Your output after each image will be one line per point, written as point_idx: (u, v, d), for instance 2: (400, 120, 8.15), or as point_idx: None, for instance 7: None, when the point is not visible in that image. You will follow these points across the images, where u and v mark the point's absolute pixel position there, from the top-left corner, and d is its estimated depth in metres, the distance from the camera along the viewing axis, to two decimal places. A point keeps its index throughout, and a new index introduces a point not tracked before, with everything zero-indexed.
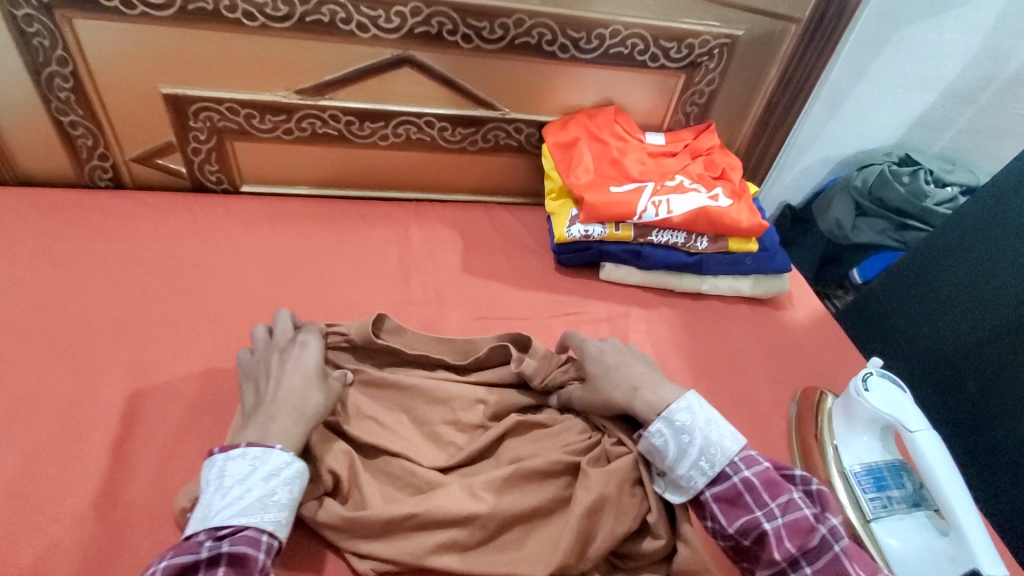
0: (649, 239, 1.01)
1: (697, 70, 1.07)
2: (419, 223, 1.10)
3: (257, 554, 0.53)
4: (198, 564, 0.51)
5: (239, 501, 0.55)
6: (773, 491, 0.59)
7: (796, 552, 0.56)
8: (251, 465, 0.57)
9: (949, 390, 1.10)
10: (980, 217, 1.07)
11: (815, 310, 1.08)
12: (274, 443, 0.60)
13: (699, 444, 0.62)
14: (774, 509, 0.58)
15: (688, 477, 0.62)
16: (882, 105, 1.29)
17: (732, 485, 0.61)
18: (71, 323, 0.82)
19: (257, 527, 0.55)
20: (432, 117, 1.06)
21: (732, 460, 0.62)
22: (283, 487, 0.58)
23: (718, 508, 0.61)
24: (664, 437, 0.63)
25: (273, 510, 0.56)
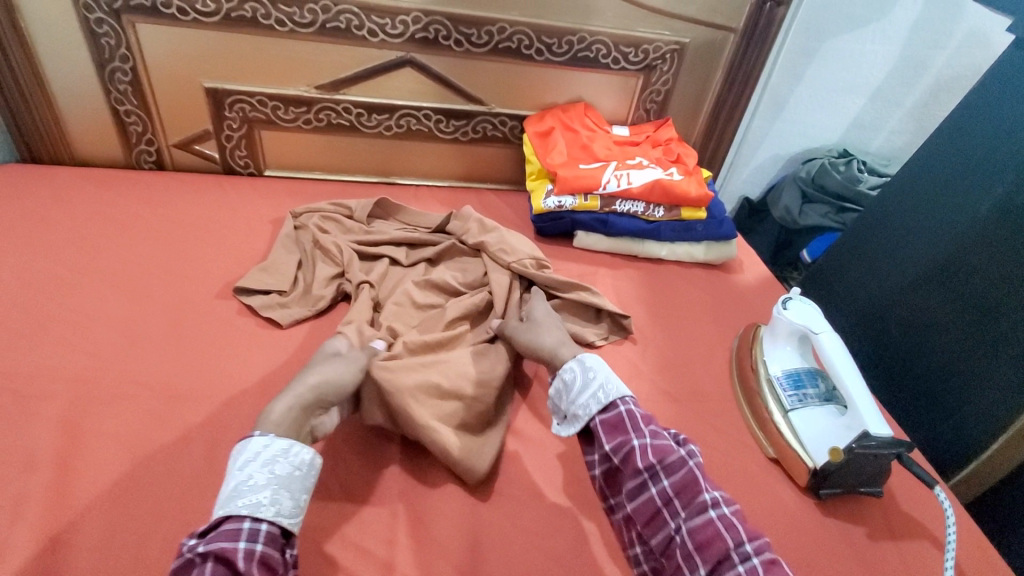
0: (613, 209, 1.18)
1: (653, 72, 1.27)
2: (418, 201, 1.28)
3: (236, 544, 0.54)
4: (192, 564, 0.53)
5: (224, 493, 0.58)
6: (647, 422, 0.71)
7: (655, 463, 0.67)
8: (232, 460, 0.61)
9: (876, 335, 1.23)
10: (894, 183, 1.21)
11: (762, 274, 1.24)
12: (254, 432, 0.63)
13: (599, 380, 0.74)
14: (644, 433, 0.70)
15: (583, 409, 0.73)
16: (819, 107, 1.48)
17: (617, 414, 0.72)
18: (123, 263, 0.98)
19: (237, 518, 0.56)
20: (429, 111, 1.25)
21: (619, 400, 0.73)
22: (259, 469, 0.59)
23: (603, 430, 0.71)
24: (573, 373, 0.76)
25: (249, 494, 0.57)
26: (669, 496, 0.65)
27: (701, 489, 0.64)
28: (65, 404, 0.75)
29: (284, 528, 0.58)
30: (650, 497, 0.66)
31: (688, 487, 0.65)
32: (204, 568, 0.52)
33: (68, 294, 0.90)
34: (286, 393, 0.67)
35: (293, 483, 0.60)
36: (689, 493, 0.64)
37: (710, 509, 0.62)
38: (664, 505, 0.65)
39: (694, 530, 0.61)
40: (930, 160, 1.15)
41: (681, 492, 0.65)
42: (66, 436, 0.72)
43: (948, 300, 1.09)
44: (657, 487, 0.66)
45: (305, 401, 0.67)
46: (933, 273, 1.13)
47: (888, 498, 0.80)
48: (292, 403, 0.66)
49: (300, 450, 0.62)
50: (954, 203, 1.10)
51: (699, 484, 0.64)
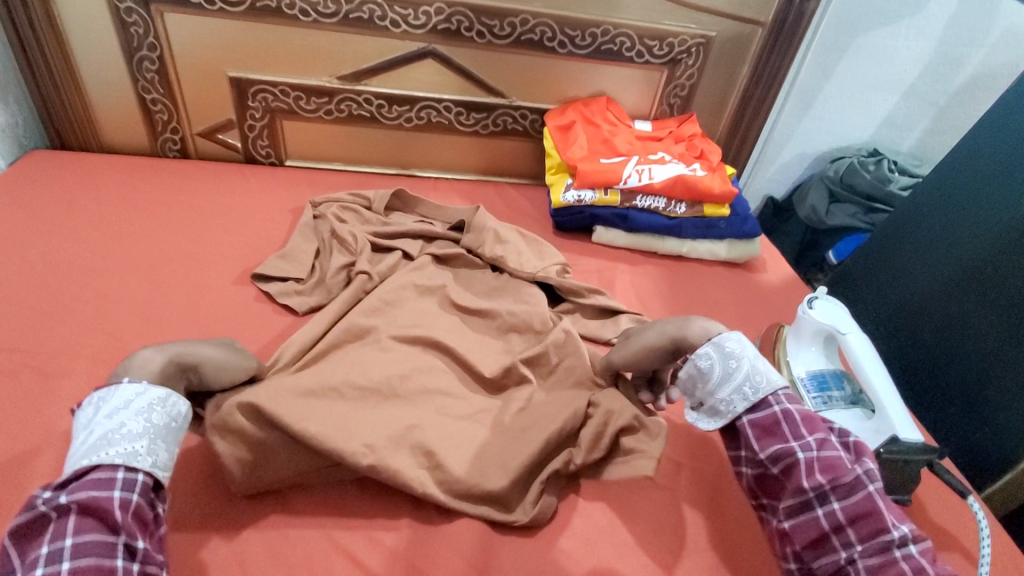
0: (634, 204, 1.16)
1: (677, 66, 1.25)
2: (437, 193, 1.27)
3: (108, 495, 0.51)
4: (48, 518, 0.50)
5: (85, 443, 0.55)
6: (810, 427, 0.65)
7: (825, 484, 0.61)
8: (95, 407, 0.58)
9: (906, 339, 1.19)
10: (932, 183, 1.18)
11: (786, 274, 1.21)
12: (126, 379, 0.60)
13: (745, 370, 0.68)
14: (809, 443, 0.64)
15: (727, 406, 0.68)
16: (849, 104, 1.44)
17: (771, 415, 0.67)
18: (143, 248, 0.99)
19: (110, 467, 0.53)
20: (450, 103, 1.24)
21: (772, 395, 0.68)
22: (133, 418, 0.56)
23: (754, 433, 0.67)
24: (711, 360, 0.69)
25: (121, 443, 0.55)
26: (840, 522, 0.60)
27: (886, 524, 0.58)
28: (83, 384, 0.76)
29: (157, 480, 0.56)
30: (813, 520, 0.61)
31: (868, 517, 0.59)
32: (68, 521, 0.50)
33: (88, 276, 0.92)
34: (164, 348, 0.64)
35: (168, 434, 0.58)
36: (868, 526, 0.59)
37: (893, 548, 0.57)
38: (832, 532, 0.60)
39: (872, 567, 0.57)
40: (970, 159, 1.11)
41: (855, 521, 0.59)
42: (82, 415, 0.73)
43: (983, 303, 1.05)
44: (824, 510, 0.61)
45: (182, 361, 0.64)
46: (969, 275, 1.08)
47: (917, 507, 0.77)
48: (172, 358, 0.63)
49: (176, 399, 0.60)
50: (993, 204, 1.06)
51: (881, 518, 0.58)
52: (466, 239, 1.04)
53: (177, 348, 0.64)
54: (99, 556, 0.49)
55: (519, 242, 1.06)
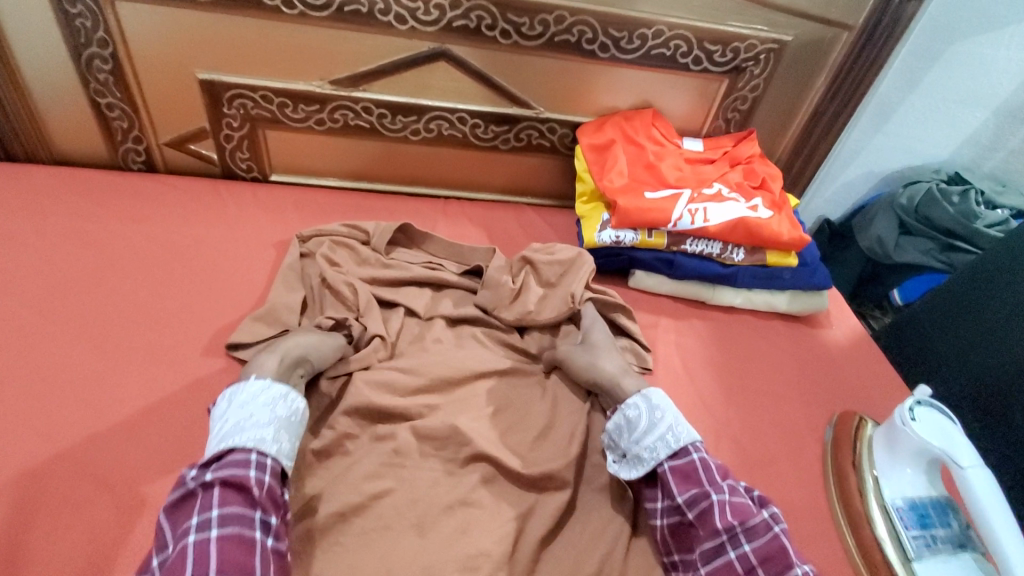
0: (682, 248, 0.97)
1: (741, 75, 1.04)
2: (447, 220, 1.08)
3: (248, 473, 0.58)
4: (196, 492, 0.57)
5: (221, 431, 0.62)
6: (724, 474, 0.67)
7: (736, 525, 0.62)
8: (228, 401, 0.65)
9: (992, 417, 1.04)
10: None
11: (855, 330, 1.03)
12: (250, 375, 0.67)
13: (667, 422, 0.70)
14: (722, 487, 0.65)
15: (648, 453, 0.69)
16: (932, 121, 1.23)
17: (690, 461, 0.67)
18: (95, 302, 0.82)
19: (244, 450, 0.60)
20: (464, 114, 1.04)
21: (691, 445, 0.69)
22: (263, 409, 0.64)
23: (673, 479, 0.67)
24: (638, 410, 0.72)
25: (253, 430, 0.62)
26: (752, 564, 0.60)
27: (790, 563, 0.59)
28: (8, 506, 0.62)
29: (283, 467, 0.62)
30: (728, 563, 0.61)
31: (776, 558, 0.60)
32: (214, 495, 0.56)
33: (25, 345, 0.76)
34: (277, 352, 0.70)
35: (290, 426, 0.65)
36: (777, 565, 0.59)
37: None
38: None
39: None
40: None
41: (766, 562, 0.60)
42: (5, 554, 0.58)
43: None
44: (736, 553, 0.61)
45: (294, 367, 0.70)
46: None
47: None
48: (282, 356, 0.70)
49: (295, 397, 0.67)
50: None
51: (787, 556, 0.59)
52: (481, 297, 0.89)
53: (290, 351, 0.71)
54: (241, 528, 0.55)
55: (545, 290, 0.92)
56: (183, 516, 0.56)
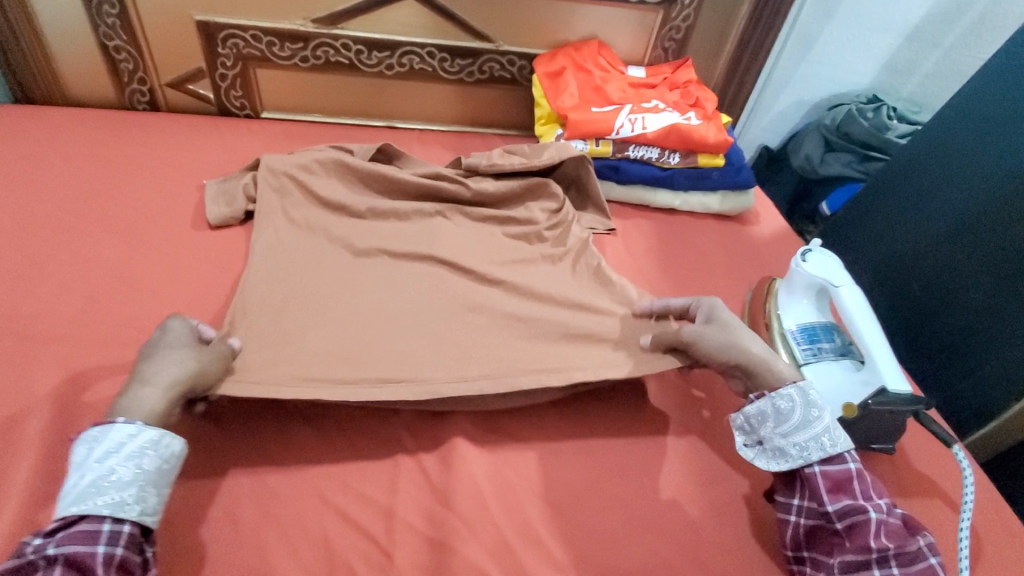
0: (626, 155, 1.12)
1: (673, 6, 1.19)
2: (421, 145, 1.22)
3: (94, 551, 0.52)
4: (37, 564, 0.52)
5: (77, 488, 0.54)
6: (879, 493, 0.64)
7: (891, 547, 0.59)
8: (89, 447, 0.56)
9: (895, 292, 1.18)
10: (950, 123, 1.11)
11: (779, 225, 1.19)
12: (120, 419, 0.58)
13: (824, 422, 0.66)
14: (879, 506, 0.62)
15: (799, 451, 0.66)
16: (852, 47, 1.38)
17: (844, 471, 0.65)
18: (115, 207, 0.95)
19: (97, 517, 0.53)
20: (433, 49, 1.18)
21: (846, 451, 0.66)
22: (122, 464, 0.55)
23: (825, 484, 0.64)
24: (794, 404, 0.67)
25: (110, 492, 0.54)
26: None
27: None
28: (65, 349, 0.75)
29: (144, 526, 0.56)
30: None
31: None
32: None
33: (60, 239, 0.88)
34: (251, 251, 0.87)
35: (161, 476, 0.57)
36: None
37: None
38: None
39: None
40: (980, 103, 1.06)
41: None
42: (67, 381, 0.72)
43: (978, 254, 1.04)
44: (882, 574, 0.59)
45: (180, 390, 0.62)
46: (964, 225, 1.07)
47: (900, 457, 0.78)
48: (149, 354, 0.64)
49: (166, 439, 0.58)
50: (1011, 148, 1.01)
51: None
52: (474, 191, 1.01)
53: (164, 373, 0.62)
54: None
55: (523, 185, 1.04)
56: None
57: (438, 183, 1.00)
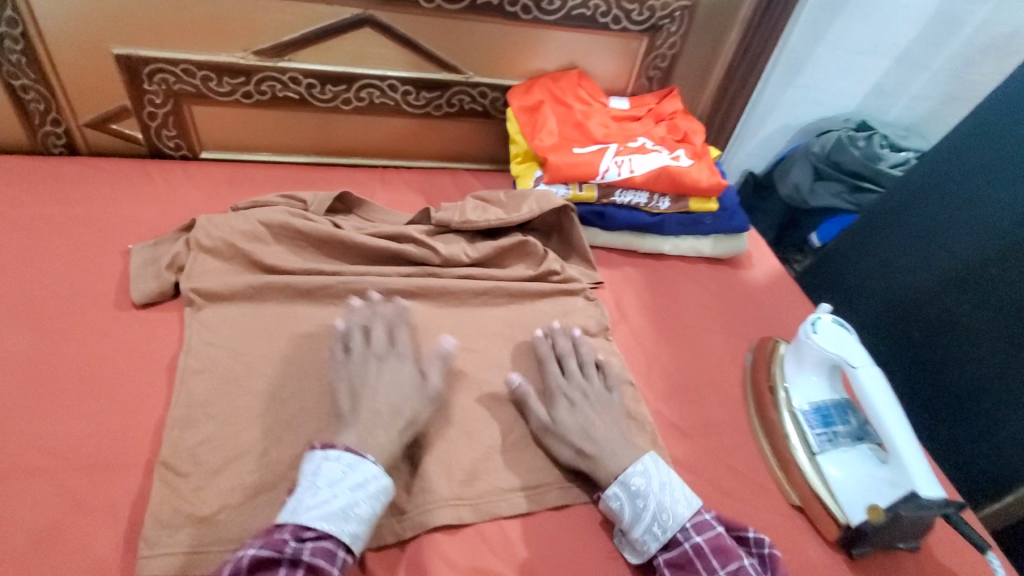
0: (612, 200, 1.03)
1: (659, 33, 1.09)
2: (385, 187, 1.10)
3: (333, 570, 0.54)
4: (281, 562, 0.53)
5: (329, 507, 0.57)
6: (723, 558, 0.62)
7: None
8: (343, 469, 0.60)
9: (895, 338, 1.12)
10: (941, 171, 1.07)
11: (774, 269, 1.11)
12: (366, 454, 0.63)
13: (651, 509, 0.65)
14: (721, 575, 0.61)
15: (641, 545, 0.65)
16: (841, 71, 1.30)
17: (683, 552, 0.63)
18: (19, 285, 0.80)
19: (335, 539, 0.56)
20: (395, 81, 1.05)
21: (681, 531, 0.64)
22: (366, 500, 0.59)
23: (670, 573, 0.63)
24: (620, 501, 0.66)
25: (353, 521, 0.58)
26: None
27: None
28: None
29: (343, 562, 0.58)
30: None
31: None
32: None
33: None
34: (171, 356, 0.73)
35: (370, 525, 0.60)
36: None
37: None
38: None
39: None
40: (983, 149, 1.00)
41: None
42: None
43: (984, 308, 0.98)
44: None
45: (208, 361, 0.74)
46: (970, 275, 1.00)
47: (925, 552, 0.71)
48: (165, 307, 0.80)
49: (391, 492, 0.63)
50: (1012, 197, 0.96)
51: None
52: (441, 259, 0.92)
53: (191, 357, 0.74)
54: None
55: (498, 248, 0.95)
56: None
57: (402, 253, 0.91)
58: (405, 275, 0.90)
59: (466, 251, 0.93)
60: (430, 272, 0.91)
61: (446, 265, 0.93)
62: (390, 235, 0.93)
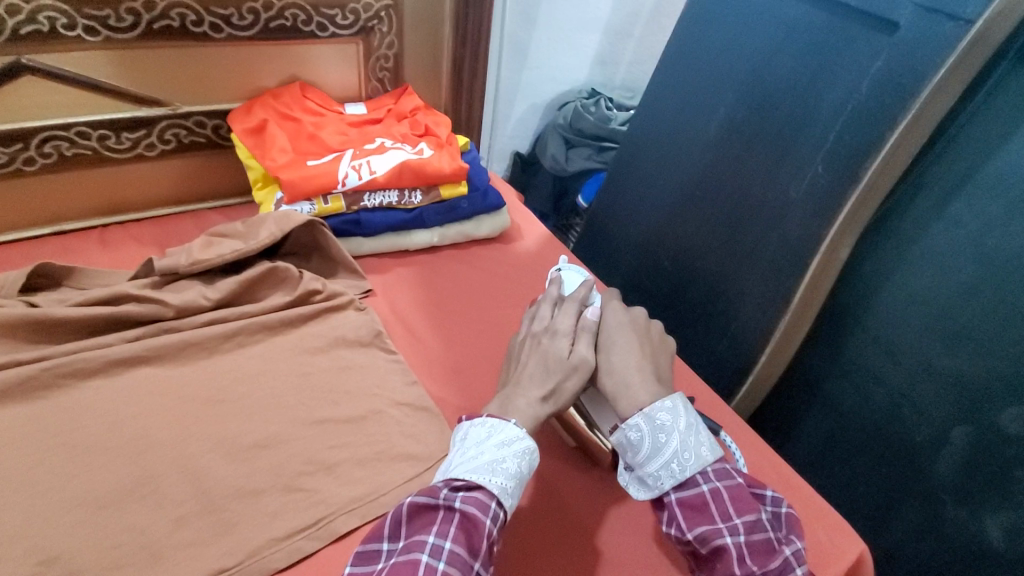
0: (363, 205, 1.01)
1: (372, 34, 1.10)
2: (108, 248, 0.97)
3: (485, 520, 0.54)
4: (438, 508, 0.55)
5: (476, 459, 0.58)
6: (740, 508, 0.57)
7: (757, 572, 0.54)
8: (488, 430, 0.61)
9: (652, 271, 1.17)
10: (652, 109, 1.14)
11: (542, 235, 1.18)
12: (509, 417, 0.62)
13: (672, 447, 0.60)
14: (738, 526, 0.56)
15: (653, 481, 0.61)
16: (563, 47, 1.42)
17: (699, 494, 0.59)
18: None
19: (487, 491, 0.56)
20: (82, 127, 0.92)
21: (701, 474, 0.60)
22: (513, 457, 0.58)
23: (681, 513, 0.59)
24: (640, 432, 0.61)
25: (500, 475, 0.57)
26: None
27: None
28: None
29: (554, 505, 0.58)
30: None
31: None
32: (450, 526, 0.53)
33: None
34: None
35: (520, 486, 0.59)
36: None
37: None
38: None
39: None
40: (675, 81, 1.09)
41: None
42: None
43: (707, 221, 1.06)
44: None
45: None
46: (691, 195, 1.08)
47: None
48: None
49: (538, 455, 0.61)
50: (704, 119, 1.04)
51: None
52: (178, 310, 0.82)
53: None
54: (462, 574, 0.51)
55: (244, 282, 0.87)
56: (425, 525, 0.54)
57: (124, 315, 0.79)
58: (134, 337, 0.79)
59: (207, 293, 0.85)
60: (165, 328, 0.81)
61: (185, 314, 0.83)
62: (106, 299, 0.81)
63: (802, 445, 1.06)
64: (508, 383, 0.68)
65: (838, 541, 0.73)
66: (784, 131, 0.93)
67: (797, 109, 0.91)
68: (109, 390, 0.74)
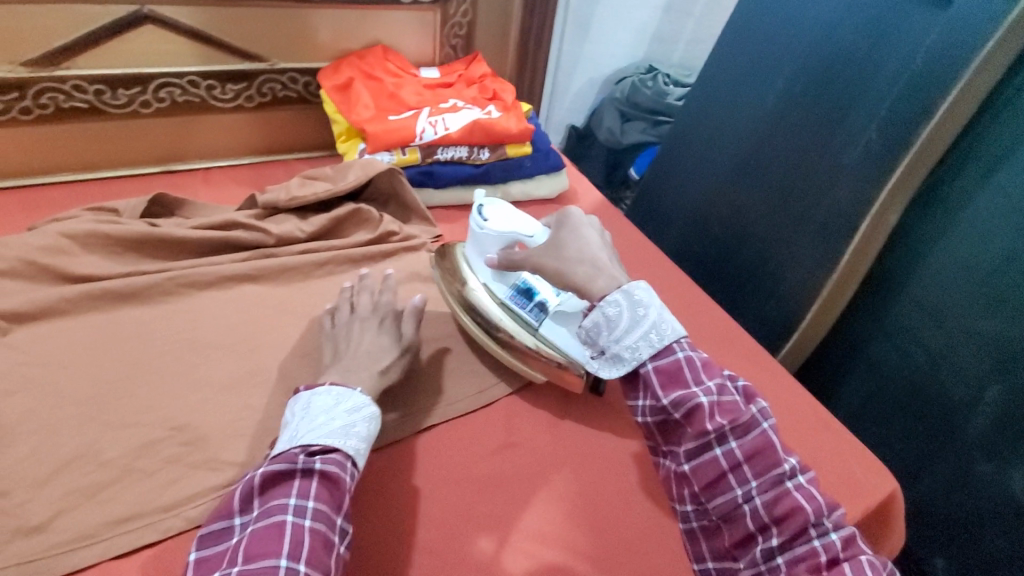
0: (436, 158, 1.10)
1: (449, 3, 1.18)
2: (211, 187, 1.09)
3: (345, 476, 0.58)
4: (294, 472, 0.57)
5: (300, 433, 0.60)
6: (708, 372, 0.65)
7: (727, 424, 0.62)
8: (335, 399, 0.63)
9: (704, 236, 1.23)
10: (708, 81, 1.18)
11: (596, 198, 1.25)
12: (355, 386, 0.66)
13: (651, 319, 0.65)
14: (710, 387, 0.63)
15: (631, 353, 0.65)
16: (623, 23, 1.47)
17: (675, 361, 0.65)
18: None
19: (340, 455, 0.59)
20: (194, 76, 1.03)
21: (675, 343, 0.66)
22: (363, 421, 0.63)
23: (659, 379, 0.64)
24: (619, 307, 0.66)
25: (354, 439, 0.61)
26: (738, 459, 0.62)
27: (779, 458, 0.61)
28: None
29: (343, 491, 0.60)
30: (713, 459, 0.63)
31: (762, 455, 0.61)
32: (310, 487, 0.56)
33: None
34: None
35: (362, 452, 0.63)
36: (764, 461, 0.61)
37: (787, 481, 0.60)
38: (731, 470, 0.62)
39: (772, 500, 0.60)
40: (734, 53, 1.13)
41: (752, 457, 0.61)
42: None
43: (759, 188, 1.11)
44: (722, 449, 0.62)
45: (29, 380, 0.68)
46: (744, 163, 1.13)
47: None
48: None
49: (378, 423, 0.66)
50: (761, 89, 1.09)
51: (775, 453, 0.61)
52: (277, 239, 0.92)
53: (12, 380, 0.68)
54: (324, 527, 0.55)
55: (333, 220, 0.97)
56: (283, 488, 0.56)
57: (233, 239, 0.90)
58: (239, 260, 0.88)
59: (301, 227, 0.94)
60: (266, 254, 0.91)
61: (283, 244, 0.93)
62: (217, 225, 0.91)
63: (843, 403, 1.12)
64: (346, 358, 0.71)
65: (872, 479, 0.78)
66: (840, 102, 0.97)
67: (854, 80, 0.95)
68: (221, 298, 0.84)
